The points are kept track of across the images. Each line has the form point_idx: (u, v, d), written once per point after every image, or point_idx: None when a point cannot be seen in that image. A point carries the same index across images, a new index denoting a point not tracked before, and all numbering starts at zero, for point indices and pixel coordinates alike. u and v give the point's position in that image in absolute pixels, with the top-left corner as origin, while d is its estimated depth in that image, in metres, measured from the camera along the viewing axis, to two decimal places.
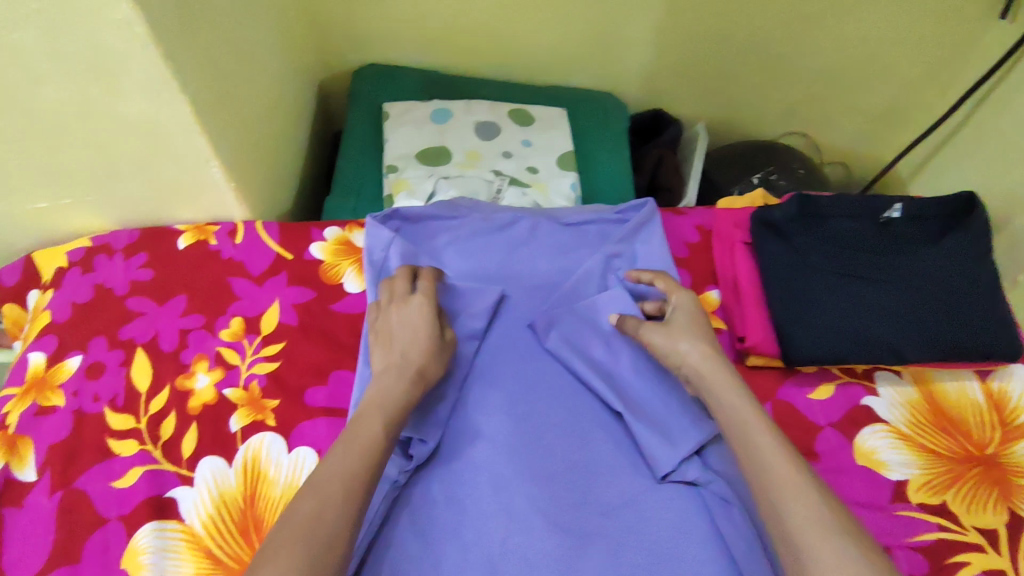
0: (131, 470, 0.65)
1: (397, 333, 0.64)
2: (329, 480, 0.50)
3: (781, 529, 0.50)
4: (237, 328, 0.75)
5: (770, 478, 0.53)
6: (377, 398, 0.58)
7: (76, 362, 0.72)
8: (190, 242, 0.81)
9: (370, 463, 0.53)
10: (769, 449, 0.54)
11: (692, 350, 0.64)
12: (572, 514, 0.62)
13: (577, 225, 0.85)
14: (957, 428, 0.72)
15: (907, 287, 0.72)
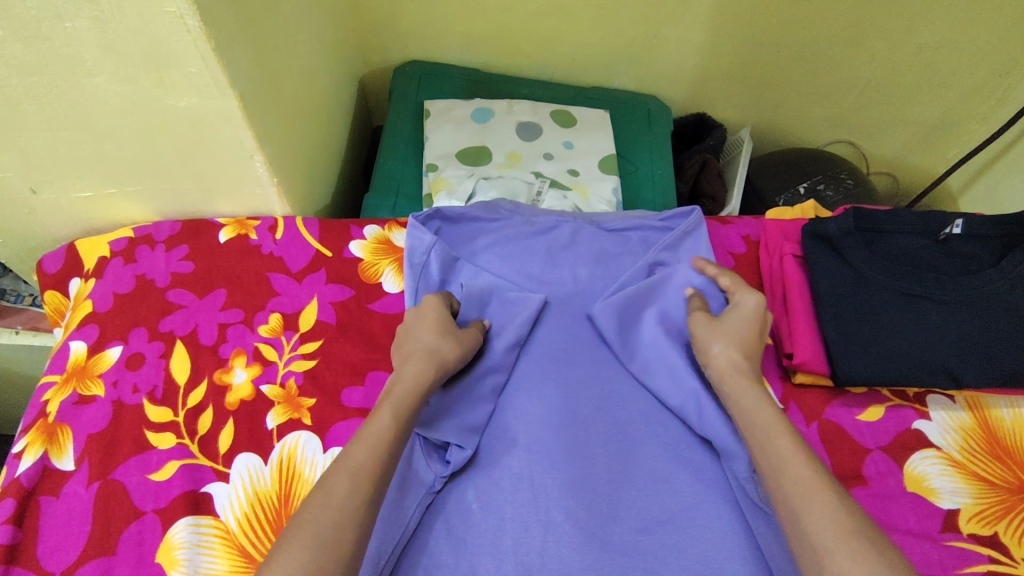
0: (167, 464, 0.65)
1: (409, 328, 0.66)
2: (367, 485, 0.50)
3: (799, 535, 0.49)
4: (276, 324, 0.75)
5: (786, 476, 0.52)
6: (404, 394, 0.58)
7: (116, 352, 0.72)
8: (230, 236, 0.81)
9: None
10: (788, 453, 0.54)
11: (725, 355, 0.65)
12: (611, 529, 0.61)
13: (619, 231, 0.84)
14: (1013, 457, 0.69)
15: (966, 308, 0.69)
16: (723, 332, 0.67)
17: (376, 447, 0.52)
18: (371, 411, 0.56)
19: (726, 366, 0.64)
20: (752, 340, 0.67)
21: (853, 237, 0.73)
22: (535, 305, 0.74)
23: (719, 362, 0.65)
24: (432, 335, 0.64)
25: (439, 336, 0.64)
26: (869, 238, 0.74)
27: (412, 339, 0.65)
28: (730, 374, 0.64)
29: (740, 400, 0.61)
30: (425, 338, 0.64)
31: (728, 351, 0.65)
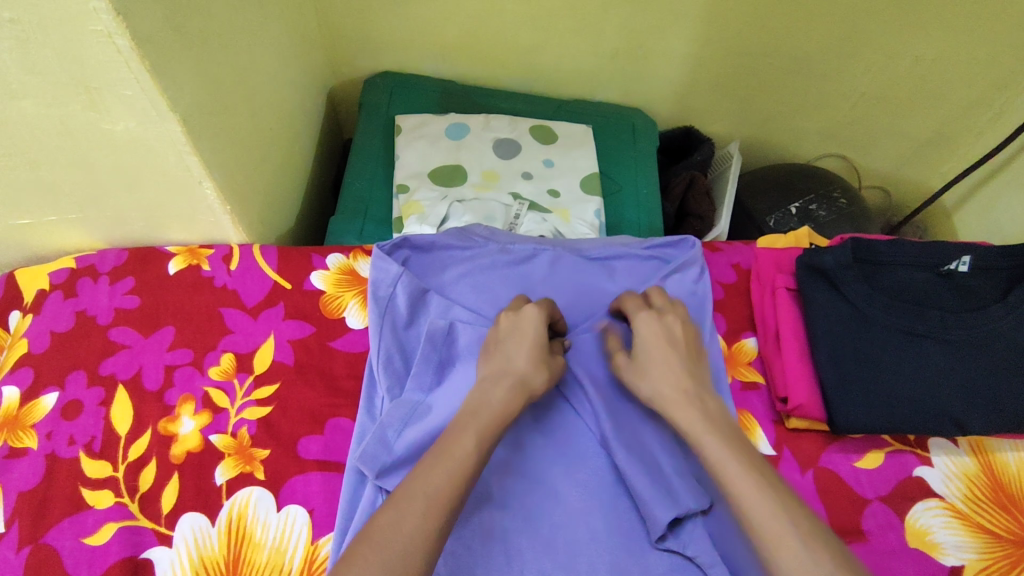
0: (104, 526, 0.59)
1: (505, 339, 0.62)
2: None
3: None
4: (228, 366, 0.68)
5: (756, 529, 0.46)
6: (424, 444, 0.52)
7: (53, 399, 0.66)
8: (181, 267, 0.74)
9: None
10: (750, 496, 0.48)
11: (654, 385, 0.59)
12: None
13: (604, 261, 0.77)
14: (1019, 507, 0.65)
15: (973, 349, 0.64)
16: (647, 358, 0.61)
17: None
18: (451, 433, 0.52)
19: (666, 392, 0.58)
20: (673, 354, 0.61)
21: (852, 269, 0.67)
22: None
23: (656, 392, 0.59)
24: (524, 359, 0.59)
25: (534, 365, 0.59)
26: (870, 270, 0.68)
27: (507, 354, 0.60)
28: (669, 401, 0.58)
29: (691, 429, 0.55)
30: (519, 362, 0.59)
31: (657, 377, 0.59)
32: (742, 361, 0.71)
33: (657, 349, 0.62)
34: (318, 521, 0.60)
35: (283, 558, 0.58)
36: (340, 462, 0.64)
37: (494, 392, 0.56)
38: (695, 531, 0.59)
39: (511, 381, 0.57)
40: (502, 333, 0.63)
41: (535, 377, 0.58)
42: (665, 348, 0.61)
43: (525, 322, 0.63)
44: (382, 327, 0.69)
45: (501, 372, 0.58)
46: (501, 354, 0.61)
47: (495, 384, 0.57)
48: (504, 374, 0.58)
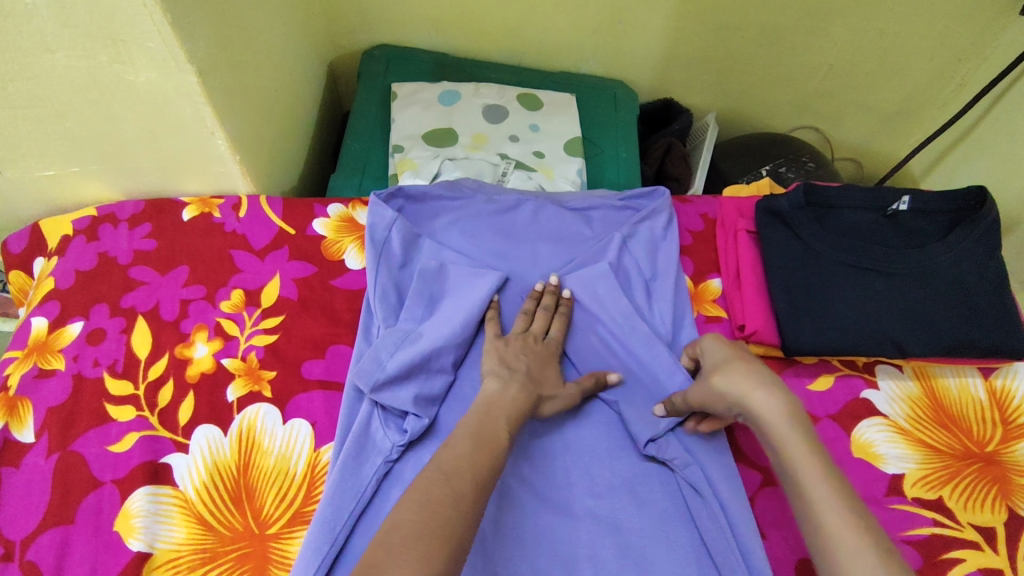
0: (127, 435, 0.66)
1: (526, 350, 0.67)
2: None
3: None
4: (238, 300, 0.75)
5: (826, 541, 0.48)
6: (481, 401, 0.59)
7: (78, 327, 0.72)
8: (194, 214, 0.81)
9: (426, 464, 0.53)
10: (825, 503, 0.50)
11: (733, 385, 0.59)
12: (565, 495, 0.62)
13: (582, 211, 0.84)
14: (958, 425, 0.71)
15: (913, 281, 0.71)
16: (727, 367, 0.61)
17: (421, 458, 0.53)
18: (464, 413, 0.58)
19: (758, 395, 0.58)
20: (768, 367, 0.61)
21: (804, 211, 0.74)
22: (495, 280, 0.75)
23: (747, 390, 0.59)
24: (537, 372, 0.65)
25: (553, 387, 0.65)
26: (821, 213, 0.75)
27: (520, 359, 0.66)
28: (755, 401, 0.58)
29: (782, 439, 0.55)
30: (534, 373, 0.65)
31: (752, 376, 0.59)
32: (707, 300, 0.78)
33: (747, 358, 0.61)
34: (320, 431, 0.67)
35: (289, 463, 0.65)
36: (340, 382, 0.70)
37: (513, 391, 0.61)
38: (670, 439, 0.66)
39: (523, 386, 0.62)
40: (535, 347, 0.68)
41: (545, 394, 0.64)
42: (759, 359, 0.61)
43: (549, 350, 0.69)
44: (378, 265, 0.75)
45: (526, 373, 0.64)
46: (516, 355, 0.66)
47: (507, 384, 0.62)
48: (520, 378, 0.63)
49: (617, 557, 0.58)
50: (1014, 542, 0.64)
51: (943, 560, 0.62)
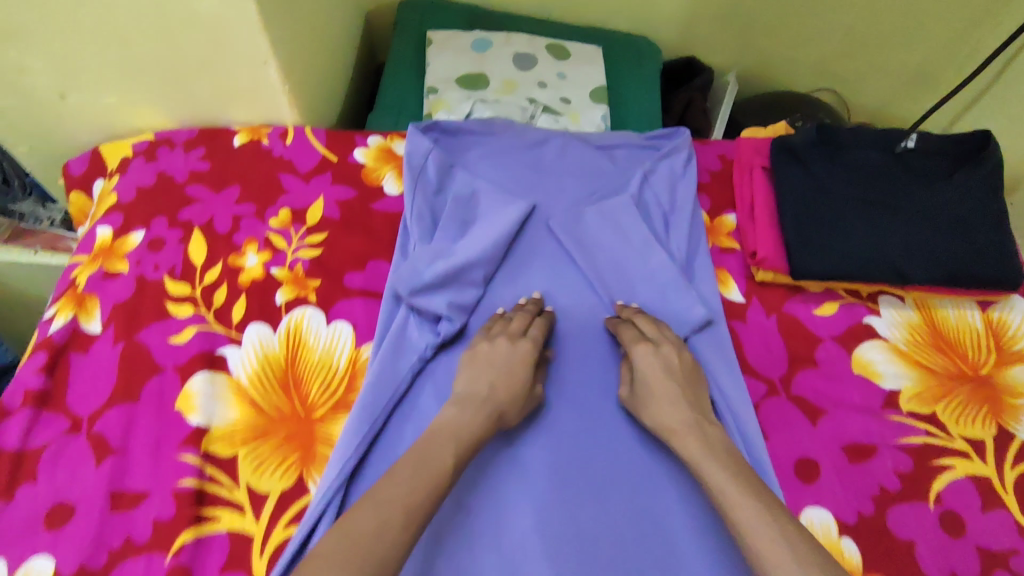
0: (186, 329, 0.72)
1: (495, 361, 0.62)
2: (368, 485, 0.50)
3: None
4: (285, 218, 0.81)
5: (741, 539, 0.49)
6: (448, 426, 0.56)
7: (139, 236, 0.79)
8: (245, 140, 0.87)
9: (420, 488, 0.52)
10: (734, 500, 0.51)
11: (653, 418, 0.61)
12: (583, 393, 0.69)
13: (606, 148, 0.88)
14: (955, 351, 0.75)
15: (917, 215, 0.75)
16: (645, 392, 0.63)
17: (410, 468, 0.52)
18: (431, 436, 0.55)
19: (675, 426, 0.59)
20: (681, 392, 0.61)
21: (815, 148, 0.79)
22: (523, 207, 0.80)
23: (663, 425, 0.60)
24: (503, 390, 0.60)
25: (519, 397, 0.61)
26: (834, 150, 0.79)
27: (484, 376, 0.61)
28: (666, 429, 0.59)
29: (695, 461, 0.56)
30: (497, 394, 0.60)
31: (664, 410, 0.60)
32: (721, 232, 0.83)
33: (660, 385, 0.62)
34: (360, 332, 0.73)
35: (333, 359, 0.71)
36: (379, 291, 0.77)
37: (469, 415, 0.57)
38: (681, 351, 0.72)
39: (483, 404, 0.59)
40: (504, 354, 0.63)
41: (509, 412, 0.60)
42: (671, 385, 0.62)
43: (528, 349, 0.65)
44: (415, 189, 0.81)
45: (495, 381, 0.61)
46: (480, 374, 0.61)
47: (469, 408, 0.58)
48: (479, 398, 0.59)
49: (619, 451, 0.65)
50: (1001, 453, 0.69)
51: (932, 465, 0.67)
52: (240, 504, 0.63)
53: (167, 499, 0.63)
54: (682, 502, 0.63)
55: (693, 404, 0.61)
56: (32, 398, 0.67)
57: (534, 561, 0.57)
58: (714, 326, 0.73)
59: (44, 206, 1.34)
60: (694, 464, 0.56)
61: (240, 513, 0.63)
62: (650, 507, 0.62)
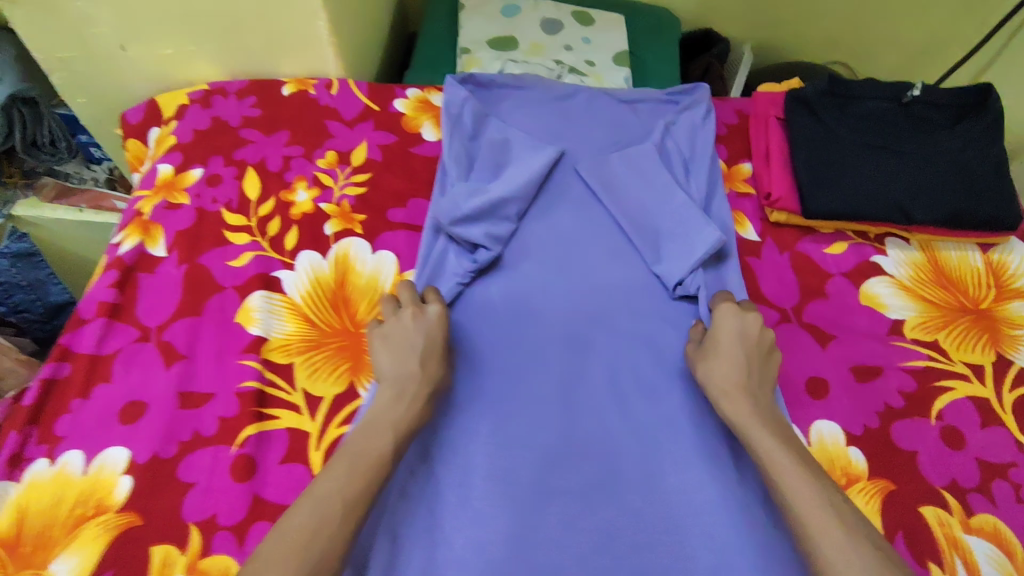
0: (243, 254, 0.79)
1: (407, 337, 0.61)
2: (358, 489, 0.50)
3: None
4: (332, 159, 0.87)
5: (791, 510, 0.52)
6: (387, 418, 0.56)
7: (198, 172, 0.85)
8: (293, 91, 0.93)
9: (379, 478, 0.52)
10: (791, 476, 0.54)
11: (713, 374, 0.63)
12: (608, 320, 0.76)
13: (631, 102, 0.93)
14: (957, 287, 0.80)
15: (922, 160, 0.80)
16: (710, 352, 0.65)
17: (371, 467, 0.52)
18: (371, 430, 0.55)
19: (731, 387, 0.62)
20: (747, 355, 0.64)
21: (827, 99, 0.84)
22: (552, 153, 0.85)
23: (718, 383, 0.63)
24: (433, 364, 0.61)
25: (437, 367, 0.61)
26: (843, 101, 0.84)
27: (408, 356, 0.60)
28: (725, 390, 0.62)
29: (746, 423, 0.59)
30: (422, 369, 0.59)
31: (724, 370, 0.63)
32: (737, 178, 0.89)
33: (729, 345, 0.65)
34: (403, 261, 0.79)
35: (378, 283, 0.77)
36: (420, 225, 0.83)
37: (408, 406, 0.57)
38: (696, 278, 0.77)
39: (419, 385, 0.58)
40: (411, 327, 0.62)
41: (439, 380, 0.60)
42: (739, 348, 0.64)
43: (438, 314, 0.64)
44: (452, 134, 0.86)
45: (423, 356, 0.60)
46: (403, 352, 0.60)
47: (406, 392, 0.58)
48: (414, 379, 0.58)
49: (635, 375, 0.72)
50: (999, 377, 0.73)
51: (934, 386, 0.72)
52: (297, 405, 0.69)
53: (231, 400, 0.69)
54: (693, 415, 0.69)
55: (755, 370, 0.63)
56: (106, 309, 0.74)
57: (532, 464, 0.64)
58: (728, 258, 0.79)
59: (88, 167, 1.37)
60: (747, 426, 0.59)
61: (298, 413, 0.68)
62: (643, 411, 0.69)
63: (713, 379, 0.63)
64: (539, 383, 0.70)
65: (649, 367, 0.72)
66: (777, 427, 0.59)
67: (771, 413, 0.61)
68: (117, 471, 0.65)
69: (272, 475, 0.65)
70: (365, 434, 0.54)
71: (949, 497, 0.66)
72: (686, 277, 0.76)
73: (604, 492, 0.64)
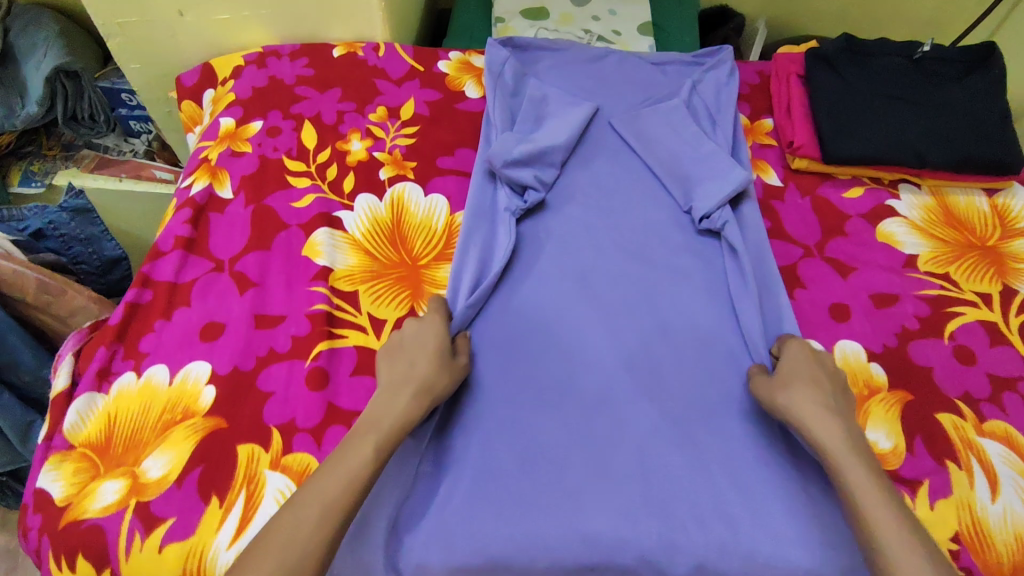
0: (306, 196, 0.85)
1: (405, 343, 0.66)
2: (340, 508, 0.52)
3: None
4: (382, 114, 0.93)
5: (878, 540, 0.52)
6: (376, 417, 0.59)
7: (259, 125, 0.91)
8: (343, 53, 0.99)
9: (356, 487, 0.53)
10: (877, 507, 0.53)
11: (794, 398, 0.63)
12: (647, 251, 0.82)
13: (659, 64, 1.00)
14: (965, 228, 0.87)
15: (933, 110, 0.87)
16: (792, 380, 0.65)
17: (351, 478, 0.53)
18: (353, 438, 0.57)
19: (815, 410, 0.61)
20: (826, 386, 0.64)
21: (844, 55, 0.91)
22: (589, 109, 0.92)
23: (799, 407, 0.62)
24: (425, 365, 0.64)
25: (435, 369, 0.64)
26: (859, 57, 0.91)
27: (407, 358, 0.64)
28: (809, 418, 0.61)
29: (831, 448, 0.59)
30: (419, 366, 0.63)
31: (805, 396, 0.63)
32: (760, 132, 0.95)
33: (808, 376, 0.65)
34: (454, 203, 0.86)
35: (433, 222, 0.84)
36: (468, 171, 0.89)
37: (404, 400, 0.60)
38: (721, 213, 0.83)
39: (413, 386, 0.62)
40: (408, 335, 0.67)
41: (437, 382, 0.63)
42: (819, 380, 0.65)
43: (435, 323, 0.68)
44: (495, 90, 0.92)
45: (414, 359, 0.64)
46: (400, 358, 0.65)
47: (398, 391, 0.61)
48: (409, 378, 0.62)
49: (673, 300, 0.77)
50: (1007, 304, 0.80)
51: (947, 311, 0.79)
52: (363, 326, 0.75)
53: (303, 320, 0.75)
54: (728, 329, 0.76)
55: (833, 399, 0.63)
56: (182, 243, 0.80)
57: (584, 376, 0.71)
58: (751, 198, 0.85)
59: (127, 140, 1.39)
60: (831, 451, 0.58)
61: (364, 333, 0.74)
62: (685, 331, 0.75)
63: (796, 403, 0.62)
64: (582, 308, 0.76)
65: (683, 293, 0.78)
66: (866, 457, 0.58)
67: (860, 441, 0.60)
68: (201, 382, 0.70)
69: (344, 385, 0.71)
70: (346, 449, 0.56)
71: (964, 406, 0.72)
72: (713, 211, 0.83)
73: (654, 399, 0.69)
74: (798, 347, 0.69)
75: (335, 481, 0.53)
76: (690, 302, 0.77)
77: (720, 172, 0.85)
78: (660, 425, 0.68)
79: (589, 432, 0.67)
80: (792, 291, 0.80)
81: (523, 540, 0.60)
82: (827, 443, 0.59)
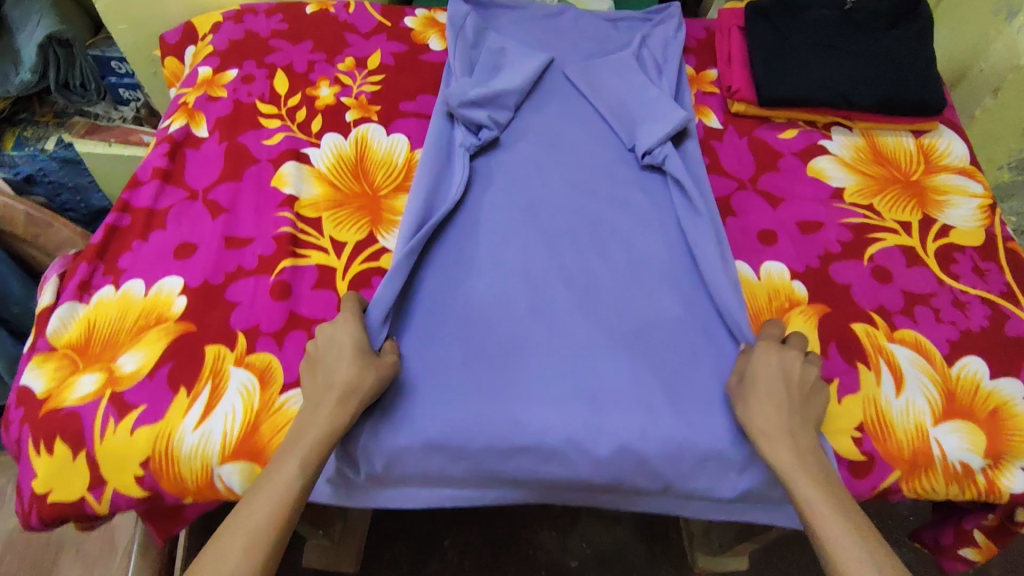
0: (276, 135, 0.91)
1: (323, 349, 0.66)
2: (268, 539, 0.55)
3: None
4: (350, 63, 1.00)
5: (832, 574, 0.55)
6: (297, 435, 0.60)
7: (234, 73, 0.98)
8: (316, 9, 1.05)
9: (283, 512, 0.56)
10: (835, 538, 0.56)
11: (752, 415, 0.64)
12: (590, 184, 0.88)
13: (612, 20, 1.06)
14: (892, 165, 0.93)
15: (861, 55, 0.93)
16: (752, 392, 0.65)
17: (278, 503, 0.56)
18: (279, 456, 0.59)
19: (774, 428, 0.63)
20: (788, 394, 0.64)
21: (780, 8, 0.98)
22: (543, 59, 0.98)
23: (758, 424, 0.64)
24: (348, 366, 0.64)
25: (359, 369, 0.64)
26: (794, 10, 0.98)
27: (327, 367, 0.65)
28: (767, 437, 0.63)
29: (792, 472, 0.61)
30: (341, 371, 0.64)
31: (767, 412, 0.64)
32: (704, 81, 1.02)
33: (767, 384, 0.65)
34: (414, 141, 0.92)
35: (394, 157, 0.90)
36: (429, 114, 0.95)
37: (325, 409, 0.62)
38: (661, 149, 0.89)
39: (334, 396, 0.62)
40: (323, 340, 0.66)
41: (362, 382, 0.64)
42: (781, 386, 0.65)
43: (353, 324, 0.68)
44: (456, 41, 0.98)
45: (331, 369, 0.64)
46: (318, 367, 0.65)
47: (322, 399, 0.62)
48: (331, 389, 0.63)
49: (612, 226, 0.83)
50: (925, 230, 0.86)
51: (868, 236, 0.85)
52: (325, 248, 0.81)
53: (269, 241, 0.81)
54: (661, 249, 0.82)
55: (799, 409, 0.64)
56: (159, 174, 0.86)
57: (523, 287, 0.77)
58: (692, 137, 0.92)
59: (117, 108, 1.40)
60: (789, 469, 0.61)
61: (326, 254, 0.81)
62: (622, 252, 0.81)
63: (754, 422, 0.64)
64: (525, 231, 0.82)
65: (622, 220, 0.84)
66: (822, 478, 0.60)
67: (815, 457, 0.62)
68: (173, 293, 0.76)
69: (305, 297, 0.77)
70: (272, 476, 0.58)
71: (878, 317, 0.78)
72: (654, 147, 0.89)
73: (587, 306, 0.75)
74: (772, 346, 0.67)
75: (260, 504, 0.56)
76: (628, 227, 0.84)
77: (662, 114, 0.91)
78: (593, 328, 0.74)
79: (525, 335, 0.73)
80: (725, 218, 0.86)
81: (466, 424, 0.68)
82: (784, 468, 0.61)
